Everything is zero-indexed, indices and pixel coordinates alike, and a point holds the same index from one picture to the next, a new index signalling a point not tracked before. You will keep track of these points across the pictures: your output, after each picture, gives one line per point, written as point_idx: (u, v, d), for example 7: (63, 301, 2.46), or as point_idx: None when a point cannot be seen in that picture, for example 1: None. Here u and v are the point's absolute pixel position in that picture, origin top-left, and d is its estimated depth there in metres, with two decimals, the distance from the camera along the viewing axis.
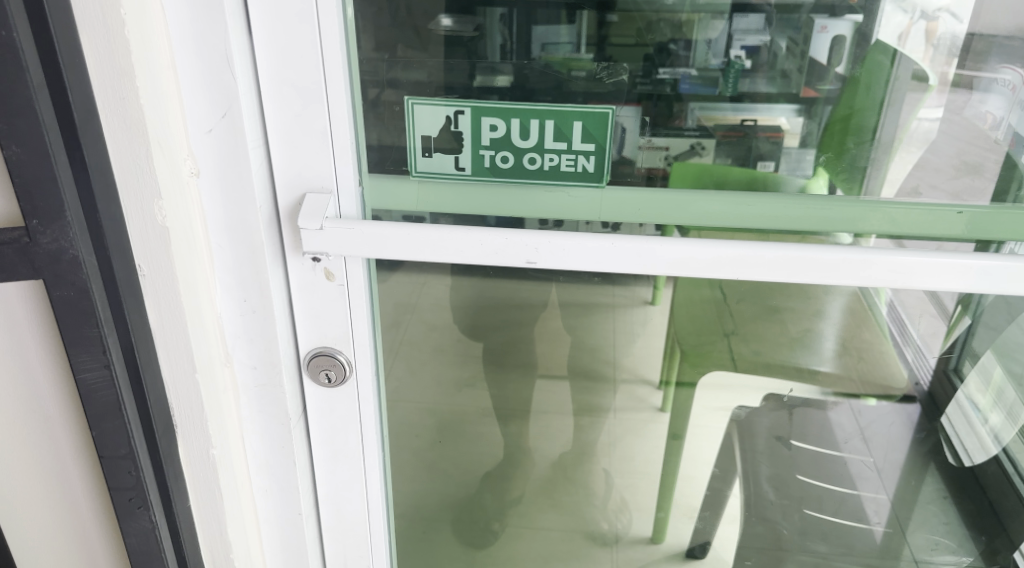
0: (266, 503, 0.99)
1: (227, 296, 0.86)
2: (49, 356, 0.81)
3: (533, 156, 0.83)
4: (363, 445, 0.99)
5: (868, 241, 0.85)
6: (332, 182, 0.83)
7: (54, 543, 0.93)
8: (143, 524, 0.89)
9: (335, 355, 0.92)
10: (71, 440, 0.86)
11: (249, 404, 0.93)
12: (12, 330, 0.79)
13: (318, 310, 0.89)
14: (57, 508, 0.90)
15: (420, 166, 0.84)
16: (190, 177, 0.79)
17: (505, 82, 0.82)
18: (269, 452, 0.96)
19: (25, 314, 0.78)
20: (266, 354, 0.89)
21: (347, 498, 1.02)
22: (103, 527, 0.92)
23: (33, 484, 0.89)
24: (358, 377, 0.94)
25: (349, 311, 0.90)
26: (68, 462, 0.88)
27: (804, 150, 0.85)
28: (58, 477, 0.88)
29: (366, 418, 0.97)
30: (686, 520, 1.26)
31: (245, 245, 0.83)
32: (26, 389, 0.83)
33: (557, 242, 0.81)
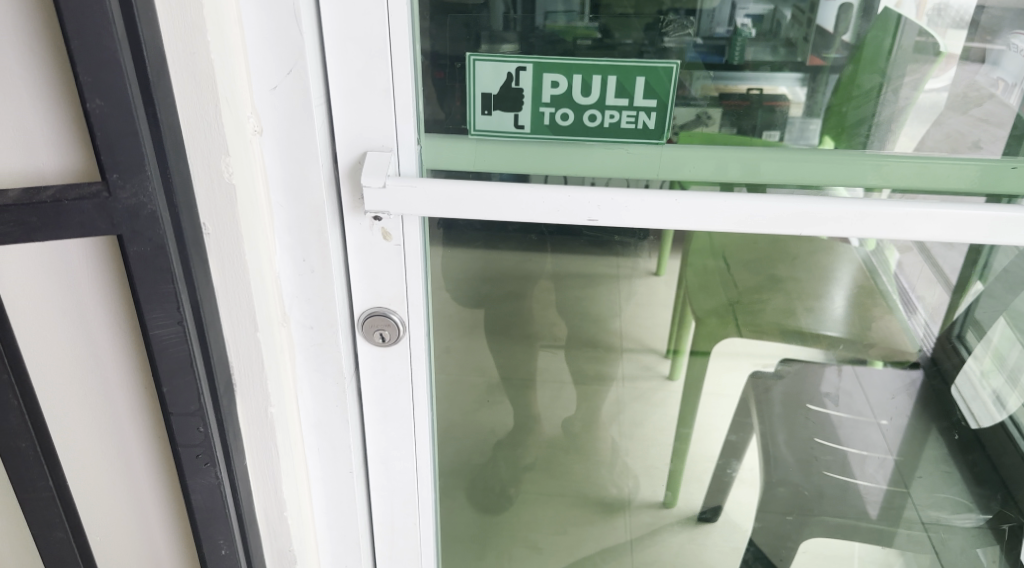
0: (315, 462, 1.00)
1: (287, 256, 0.86)
2: (112, 318, 0.80)
3: (594, 113, 0.82)
4: (414, 405, 1.00)
5: (880, 195, 0.86)
6: (393, 140, 0.83)
7: (115, 506, 0.92)
8: (209, 480, 0.89)
9: (390, 315, 0.93)
10: (132, 402, 0.86)
11: (303, 366, 0.94)
12: (74, 292, 0.78)
13: (374, 269, 0.90)
14: (117, 471, 0.90)
15: (478, 124, 0.84)
16: (253, 136, 0.79)
17: (511, 52, 0.81)
18: (322, 412, 0.97)
19: (89, 275, 0.78)
20: (324, 313, 0.90)
21: (395, 457, 1.03)
22: (163, 487, 0.92)
23: (93, 447, 0.88)
24: (411, 336, 0.95)
25: (404, 269, 0.90)
26: (128, 423, 0.87)
27: (806, 119, 0.83)
28: (119, 438, 0.88)
29: (418, 378, 0.98)
30: (697, 483, 1.24)
31: (304, 203, 0.83)
32: (86, 353, 0.82)
33: (622, 198, 0.82)
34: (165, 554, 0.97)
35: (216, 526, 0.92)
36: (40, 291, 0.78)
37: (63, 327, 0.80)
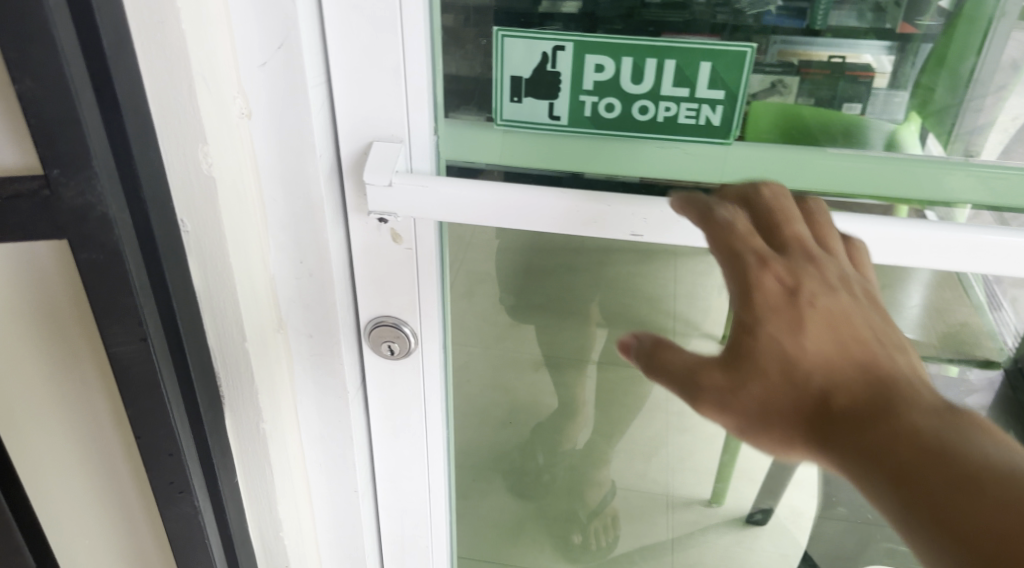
0: (319, 478, 0.91)
1: (283, 256, 0.76)
2: (79, 336, 0.69)
3: (646, 104, 0.68)
4: (426, 420, 0.90)
5: (961, 213, 0.69)
6: (403, 130, 0.71)
7: (91, 539, 0.82)
8: (186, 510, 0.73)
9: (401, 327, 0.82)
10: (105, 430, 0.75)
11: (304, 375, 0.84)
12: (36, 308, 0.67)
13: (382, 274, 0.79)
14: (90, 501, 0.79)
15: (506, 113, 0.70)
16: (241, 119, 0.67)
17: (571, 9, 0.66)
18: (323, 425, 0.87)
19: (49, 288, 0.66)
20: (325, 321, 0.80)
21: (405, 474, 0.94)
22: (142, 521, 0.81)
23: (62, 478, 0.77)
24: (423, 349, 0.84)
25: (416, 275, 0.79)
26: (100, 452, 0.76)
27: (893, 91, 0.67)
28: (92, 468, 0.77)
29: (432, 392, 0.88)
30: (747, 483, 1.10)
31: (302, 197, 0.72)
32: (54, 375, 0.71)
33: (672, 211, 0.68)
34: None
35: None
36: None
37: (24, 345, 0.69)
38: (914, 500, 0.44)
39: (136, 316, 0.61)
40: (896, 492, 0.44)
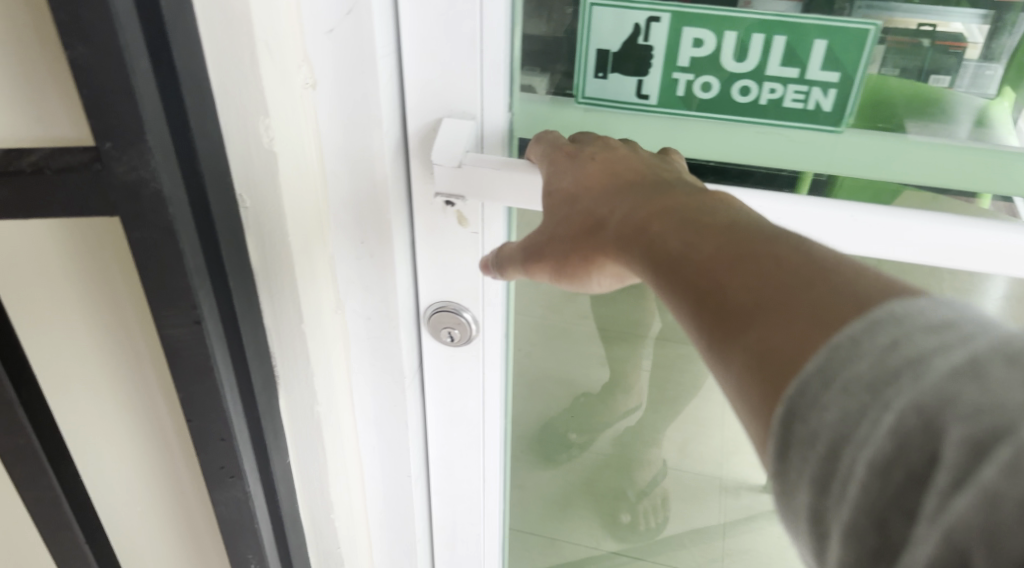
0: (374, 461, 0.88)
1: (343, 236, 0.71)
2: (131, 315, 0.66)
3: (748, 84, 0.61)
4: (484, 410, 0.86)
5: None
6: (476, 106, 0.65)
7: (143, 514, 0.80)
8: (235, 494, 0.70)
9: (461, 313, 0.78)
10: (158, 409, 0.72)
11: (360, 358, 0.80)
12: (89, 283, 0.64)
13: (444, 257, 0.74)
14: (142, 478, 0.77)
15: (588, 90, 0.64)
16: (306, 89, 0.63)
17: None
18: (378, 408, 0.84)
19: (101, 264, 0.63)
20: (383, 306, 0.75)
21: (460, 462, 0.91)
22: (192, 502, 0.79)
23: (115, 452, 0.75)
24: (484, 336, 0.81)
25: (482, 262, 0.75)
26: (152, 430, 0.74)
27: (985, 63, 0.58)
28: (144, 447, 0.75)
29: (491, 383, 0.84)
30: None
31: (365, 175, 0.67)
32: (106, 352, 0.68)
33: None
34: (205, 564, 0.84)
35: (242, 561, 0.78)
36: (47, 266, 0.63)
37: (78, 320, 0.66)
38: (661, 283, 0.44)
39: (192, 298, 0.58)
40: (655, 277, 0.44)
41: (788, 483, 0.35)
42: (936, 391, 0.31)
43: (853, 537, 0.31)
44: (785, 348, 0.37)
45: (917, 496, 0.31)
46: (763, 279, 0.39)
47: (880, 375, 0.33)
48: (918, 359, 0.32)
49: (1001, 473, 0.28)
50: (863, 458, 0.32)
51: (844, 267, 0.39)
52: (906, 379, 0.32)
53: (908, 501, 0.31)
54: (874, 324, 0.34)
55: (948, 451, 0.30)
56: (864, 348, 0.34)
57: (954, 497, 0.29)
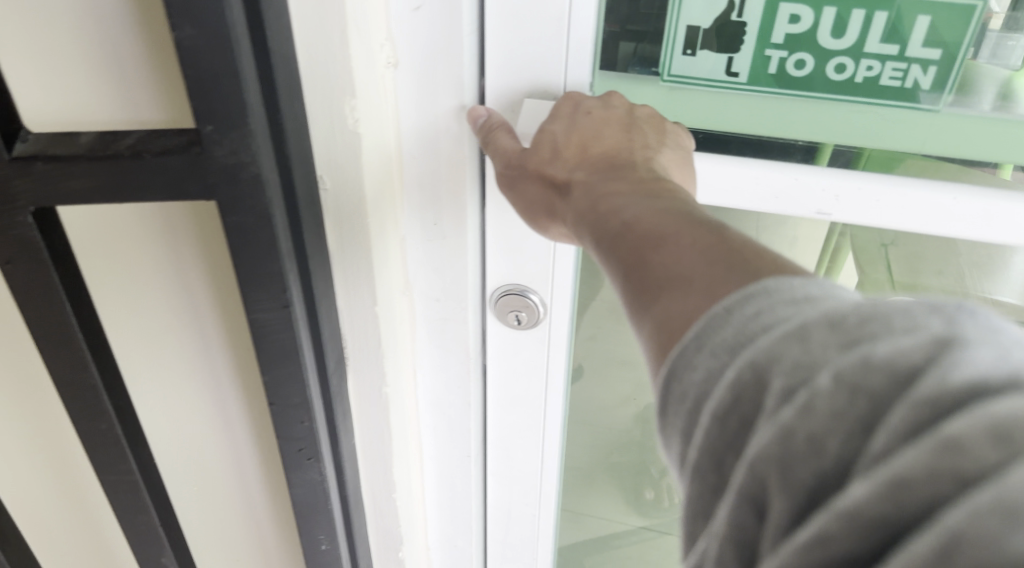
0: (429, 437, 0.89)
1: (415, 217, 0.71)
2: (211, 299, 0.65)
3: (844, 61, 0.59)
4: (546, 395, 0.85)
5: None
6: (559, 82, 0.64)
7: (212, 497, 0.80)
8: (312, 476, 0.70)
9: (528, 296, 0.77)
10: (233, 394, 0.71)
11: (425, 340, 0.80)
12: (172, 269, 0.63)
13: (513, 237, 0.73)
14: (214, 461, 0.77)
15: (673, 68, 0.62)
16: (387, 67, 0.63)
17: None
18: (439, 390, 0.84)
19: (185, 248, 0.62)
20: (453, 288, 0.75)
21: (518, 444, 0.90)
22: (260, 483, 0.78)
23: (187, 437, 0.75)
24: (551, 321, 0.79)
25: (553, 244, 0.73)
26: (226, 415, 0.73)
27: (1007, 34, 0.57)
28: (219, 430, 0.74)
29: (554, 369, 0.83)
30: None
31: (443, 154, 0.67)
32: (185, 338, 0.67)
33: (828, 181, 0.65)
34: (271, 548, 0.84)
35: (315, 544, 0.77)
36: (129, 251, 0.62)
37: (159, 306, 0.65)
38: (603, 245, 0.49)
39: (283, 282, 0.57)
40: (600, 241, 0.50)
41: (663, 425, 0.39)
42: (767, 349, 0.34)
43: (697, 473, 0.35)
44: (676, 306, 0.42)
45: (742, 444, 0.34)
46: (684, 256, 0.44)
47: (739, 339, 0.36)
48: (770, 326, 0.36)
49: (795, 415, 0.32)
50: (708, 407, 0.35)
51: (747, 250, 0.43)
52: (760, 338, 0.35)
53: (739, 445, 0.34)
54: (750, 296, 0.38)
55: (770, 400, 0.33)
56: (732, 316, 0.37)
57: (761, 433, 0.33)
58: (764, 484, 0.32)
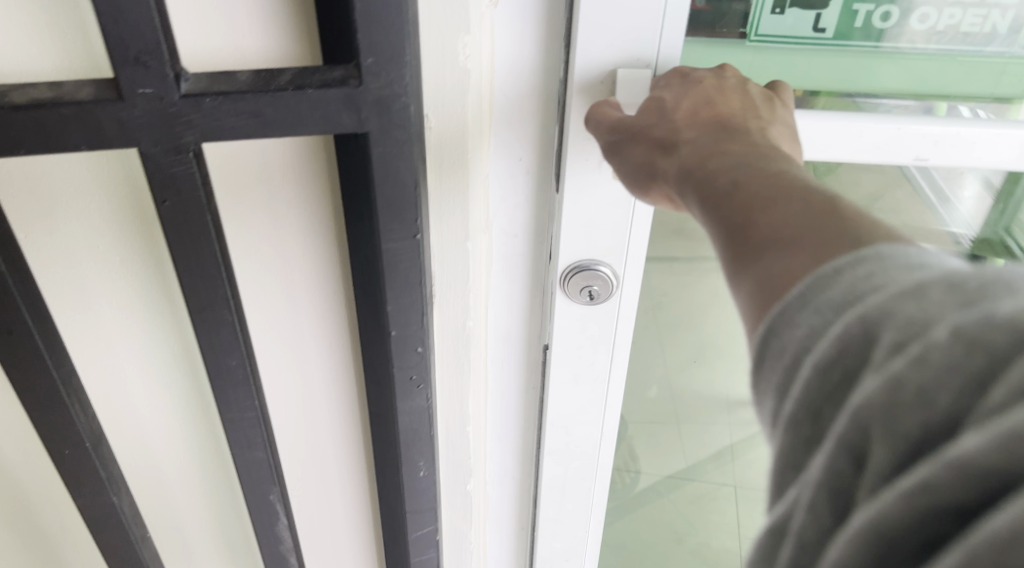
0: (496, 371, 0.93)
1: (501, 155, 0.74)
2: (326, 233, 0.68)
3: (926, 11, 0.67)
4: (610, 365, 0.90)
5: None
6: (653, 49, 0.67)
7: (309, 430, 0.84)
8: (419, 401, 0.75)
9: (600, 269, 0.81)
10: (337, 326, 0.75)
11: (500, 275, 0.84)
12: (292, 204, 0.66)
13: (593, 216, 0.77)
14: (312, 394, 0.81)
15: (763, 28, 0.68)
16: (489, 8, 0.65)
17: None
18: (509, 322, 0.88)
19: (305, 184, 0.65)
20: (533, 219, 0.80)
21: (581, 408, 0.94)
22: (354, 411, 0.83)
23: (289, 371, 0.79)
24: (622, 290, 0.84)
25: (631, 219, 0.78)
26: (328, 347, 0.77)
27: None
28: (319, 363, 0.78)
29: (621, 336, 0.88)
30: None
31: (534, 90, 0.71)
32: (297, 274, 0.71)
33: (921, 127, 0.70)
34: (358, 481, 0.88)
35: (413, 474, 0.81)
36: (260, 189, 0.65)
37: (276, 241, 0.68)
38: (706, 202, 0.49)
39: (417, 210, 0.61)
40: (704, 200, 0.49)
41: (756, 381, 0.40)
42: (879, 305, 0.35)
43: (792, 426, 0.36)
44: (782, 265, 0.42)
45: (845, 394, 0.35)
46: (792, 221, 0.43)
47: (850, 297, 0.37)
48: (884, 286, 0.36)
49: (907, 366, 0.33)
50: (812, 359, 0.36)
51: (855, 221, 0.43)
52: (869, 296, 0.36)
53: (841, 398, 0.35)
54: (861, 259, 0.38)
55: (879, 351, 0.34)
56: (843, 277, 0.38)
57: (871, 382, 0.34)
58: (867, 434, 0.33)
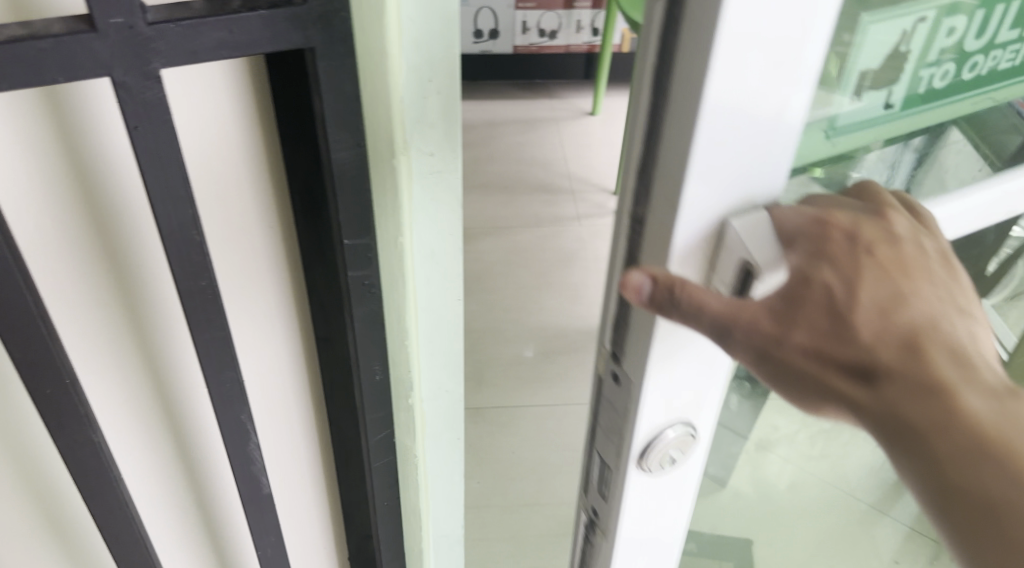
0: (425, 293, 0.99)
1: (413, 76, 0.81)
2: (266, 152, 0.75)
3: (975, 60, 0.73)
4: (680, 499, 0.88)
5: None
6: (760, 191, 0.63)
7: (268, 352, 0.91)
8: (370, 304, 0.83)
9: (686, 430, 0.78)
10: (283, 245, 0.82)
11: (419, 195, 0.90)
12: (233, 127, 0.72)
13: (680, 373, 0.72)
14: (266, 316, 0.87)
15: (842, 116, 0.68)
16: None
17: None
18: (433, 240, 0.95)
19: (244, 106, 0.71)
20: (445, 137, 0.86)
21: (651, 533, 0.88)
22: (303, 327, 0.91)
23: (242, 297, 0.84)
24: (699, 436, 0.81)
25: (711, 365, 0.74)
26: (276, 266, 0.84)
27: None
28: (269, 284, 0.85)
29: (690, 476, 0.85)
30: None
31: (439, 13, 0.78)
32: (243, 195, 0.77)
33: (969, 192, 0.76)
34: None
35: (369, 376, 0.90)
36: (210, 119, 0.70)
37: (223, 167, 0.74)
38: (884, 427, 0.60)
39: (361, 122, 0.70)
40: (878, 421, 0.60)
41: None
42: None
43: None
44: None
45: None
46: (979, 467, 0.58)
47: None
48: None
49: None
50: None
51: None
52: None
53: None
54: None
55: None
56: None
57: None
58: None
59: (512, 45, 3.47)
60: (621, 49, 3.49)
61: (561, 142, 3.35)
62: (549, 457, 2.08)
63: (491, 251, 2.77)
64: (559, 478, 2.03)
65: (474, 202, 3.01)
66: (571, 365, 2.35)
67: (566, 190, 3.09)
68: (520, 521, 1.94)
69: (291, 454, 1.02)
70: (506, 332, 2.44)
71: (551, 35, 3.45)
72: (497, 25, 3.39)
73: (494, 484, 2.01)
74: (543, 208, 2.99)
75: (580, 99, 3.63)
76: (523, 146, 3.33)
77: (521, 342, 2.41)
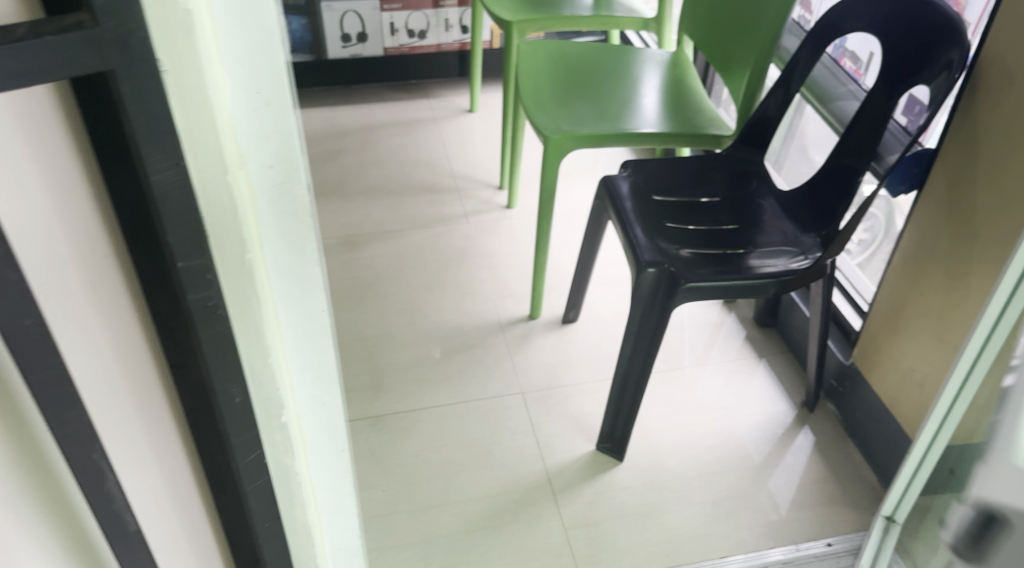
0: (285, 306, 0.98)
1: (239, 89, 0.80)
2: (85, 181, 0.73)
3: None
4: None
5: None
6: None
7: (121, 392, 0.87)
8: (219, 327, 0.82)
9: None
10: (118, 272, 0.80)
11: (264, 208, 0.89)
12: (43, 163, 0.68)
13: None
14: (113, 354, 0.84)
15: None
16: None
17: None
18: (285, 252, 0.93)
19: (54, 136, 0.68)
20: (282, 148, 0.86)
21: None
22: (153, 352, 0.88)
23: (84, 340, 0.80)
24: None
25: None
26: (115, 298, 0.81)
27: None
28: (111, 319, 0.81)
29: None
30: None
31: (256, 26, 0.77)
32: (68, 233, 0.73)
33: None
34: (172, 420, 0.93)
35: (229, 397, 0.88)
36: (16, 159, 0.66)
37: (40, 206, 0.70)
38: None
39: (177, 140, 0.69)
40: None
41: None
42: None
43: None
44: None
45: None
46: None
47: None
48: None
49: None
50: None
51: None
52: None
53: None
54: None
55: None
56: None
57: None
58: None
59: (383, 47, 3.45)
60: (492, 44, 3.55)
61: (442, 141, 3.36)
62: (453, 456, 2.08)
63: (379, 256, 2.75)
64: (464, 475, 2.04)
65: (358, 208, 2.97)
66: (468, 361, 2.36)
67: (450, 189, 3.10)
68: (428, 522, 1.93)
69: (163, 495, 0.98)
70: (401, 336, 2.43)
71: (422, 35, 3.45)
72: (365, 28, 3.36)
73: (400, 489, 2.00)
74: (429, 208, 2.99)
75: (458, 96, 3.64)
76: (405, 147, 3.31)
77: (417, 344, 2.41)
